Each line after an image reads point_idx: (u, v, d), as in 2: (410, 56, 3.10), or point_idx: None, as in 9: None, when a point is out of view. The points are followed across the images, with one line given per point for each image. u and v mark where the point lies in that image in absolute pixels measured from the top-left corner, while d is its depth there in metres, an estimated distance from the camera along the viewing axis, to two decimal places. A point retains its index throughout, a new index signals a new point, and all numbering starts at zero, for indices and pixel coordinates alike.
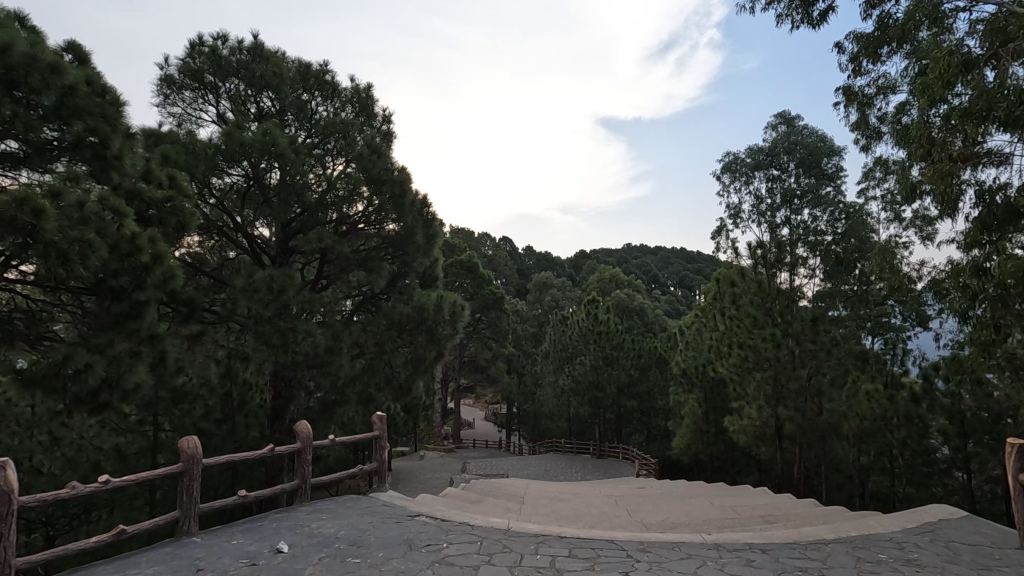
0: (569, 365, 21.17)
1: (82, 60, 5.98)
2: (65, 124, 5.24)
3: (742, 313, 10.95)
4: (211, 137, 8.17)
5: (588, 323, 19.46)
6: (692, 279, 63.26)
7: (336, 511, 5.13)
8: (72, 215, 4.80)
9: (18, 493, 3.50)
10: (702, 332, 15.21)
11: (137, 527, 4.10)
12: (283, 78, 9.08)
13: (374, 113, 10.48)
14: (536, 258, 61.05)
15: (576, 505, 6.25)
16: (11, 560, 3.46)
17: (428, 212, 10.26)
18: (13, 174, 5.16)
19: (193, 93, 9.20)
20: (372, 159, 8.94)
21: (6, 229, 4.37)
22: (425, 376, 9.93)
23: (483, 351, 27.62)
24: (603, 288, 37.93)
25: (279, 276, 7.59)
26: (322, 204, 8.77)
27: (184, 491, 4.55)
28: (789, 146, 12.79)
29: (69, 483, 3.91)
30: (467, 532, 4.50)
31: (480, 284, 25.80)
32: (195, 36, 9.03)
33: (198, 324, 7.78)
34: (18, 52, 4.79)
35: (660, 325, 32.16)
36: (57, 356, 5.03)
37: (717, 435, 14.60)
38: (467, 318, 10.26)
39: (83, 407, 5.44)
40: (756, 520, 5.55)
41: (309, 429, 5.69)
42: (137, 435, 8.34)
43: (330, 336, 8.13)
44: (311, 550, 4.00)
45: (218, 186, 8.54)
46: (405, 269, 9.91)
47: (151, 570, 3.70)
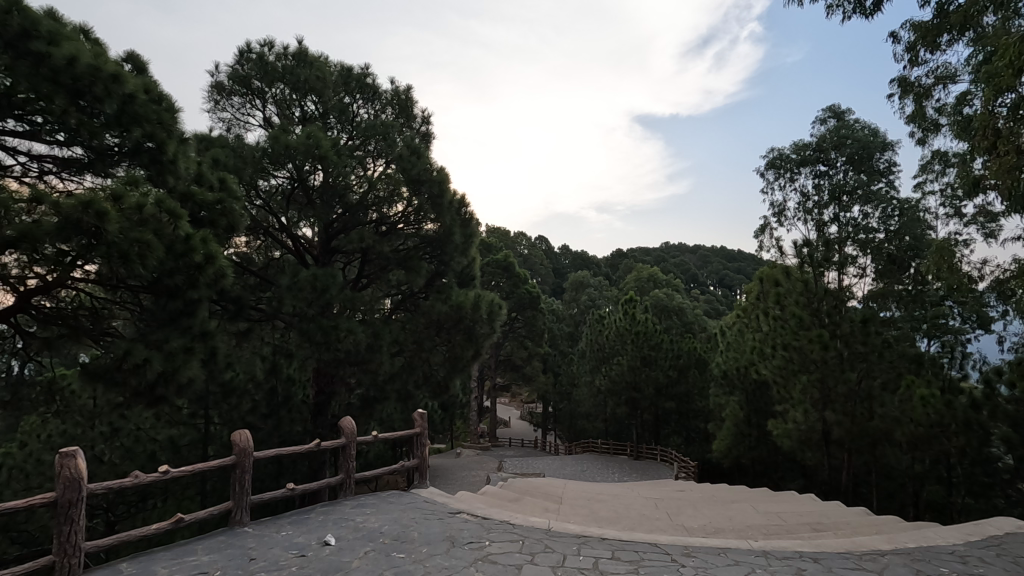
0: (606, 365, 21.00)
1: (140, 70, 6.39)
2: (125, 131, 5.53)
3: (787, 314, 10.60)
4: (259, 140, 8.45)
5: (625, 323, 19.24)
6: (732, 279, 61.85)
7: (378, 506, 5.24)
8: (132, 217, 5.01)
9: (86, 481, 3.69)
10: (744, 333, 14.79)
11: (194, 516, 4.26)
12: (325, 82, 9.32)
13: (413, 114, 10.62)
14: (572, 257, 60.64)
15: (615, 506, 6.19)
16: (81, 543, 3.66)
17: (465, 212, 10.33)
18: (78, 178, 5.52)
19: (241, 98, 9.53)
20: (411, 160, 9.09)
21: (72, 230, 4.60)
22: (463, 375, 9.98)
23: (519, 350, 27.65)
24: (641, 288, 37.45)
25: (322, 275, 7.78)
26: (363, 204, 9.03)
27: (237, 482, 4.70)
28: (838, 140, 12.39)
29: (131, 473, 4.08)
30: (509, 531, 4.51)
31: (516, 283, 25.92)
32: (244, 43, 9.39)
33: (246, 322, 8.06)
34: (83, 64, 5.06)
35: (699, 325, 31.53)
36: (118, 350, 5.33)
37: (760, 438, 14.21)
38: (505, 317, 10.23)
39: (142, 400, 5.73)
40: (803, 528, 5.38)
41: (353, 425, 5.79)
42: (189, 428, 8.73)
43: (370, 334, 8.29)
44: (356, 544, 4.08)
45: (264, 188, 8.77)
46: (443, 268, 10.00)
47: (207, 558, 3.84)
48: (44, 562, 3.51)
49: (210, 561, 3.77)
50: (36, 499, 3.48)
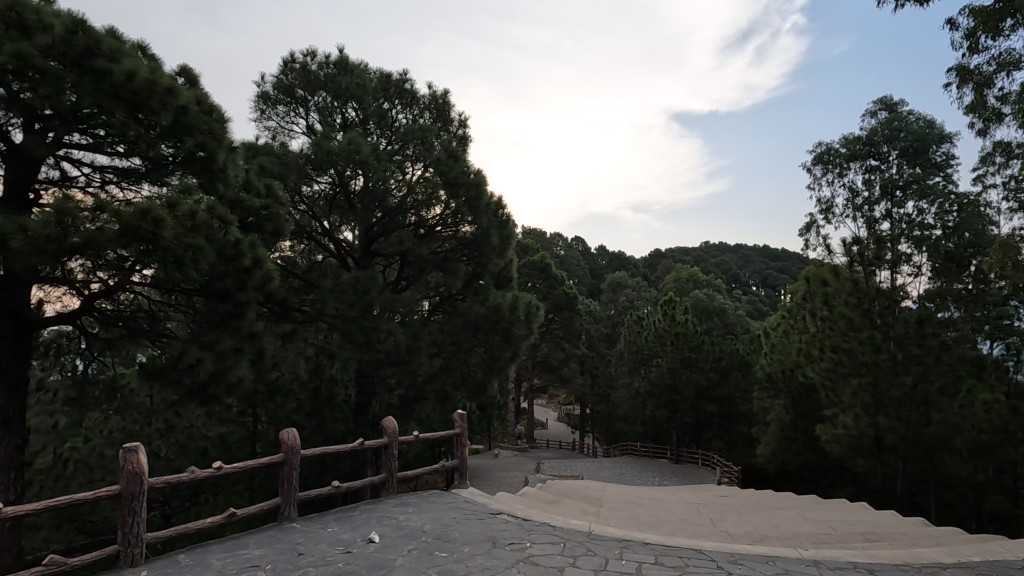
0: (645, 367, 20.69)
1: (192, 83, 6.70)
2: (179, 141, 5.81)
3: (835, 315, 10.21)
4: (302, 147, 8.71)
5: (665, 324, 18.95)
6: (776, 279, 60.06)
7: (419, 505, 5.31)
8: (185, 223, 5.24)
9: (147, 475, 3.88)
10: (790, 334, 14.28)
11: (246, 511, 4.42)
12: (365, 89, 9.52)
13: (451, 118, 10.71)
14: (609, 257, 60.13)
15: (656, 511, 6.09)
16: (142, 534, 3.85)
17: (502, 213, 10.34)
18: (136, 188, 5.84)
19: (286, 107, 9.85)
20: (449, 164, 9.19)
21: (132, 237, 4.86)
22: (500, 376, 10.00)
23: (556, 351, 27.48)
24: (681, 288, 36.74)
25: (362, 277, 7.95)
26: (402, 208, 9.19)
27: (285, 479, 4.85)
28: (891, 133, 11.91)
29: (188, 468, 4.27)
30: (549, 533, 4.50)
31: (553, 284, 25.89)
32: (288, 53, 9.71)
33: (290, 323, 8.31)
34: (141, 79, 5.35)
35: (742, 326, 30.67)
36: (174, 351, 5.60)
37: (807, 443, 13.72)
38: (542, 318, 10.14)
39: (195, 398, 5.99)
40: (856, 538, 5.16)
41: (395, 425, 5.89)
42: (237, 426, 9.06)
43: (410, 336, 8.42)
44: (400, 542, 4.15)
45: (307, 193, 9.02)
46: (480, 270, 10.06)
47: (258, 551, 3.99)
48: (110, 551, 3.71)
49: (261, 554, 3.91)
50: (103, 491, 3.69)
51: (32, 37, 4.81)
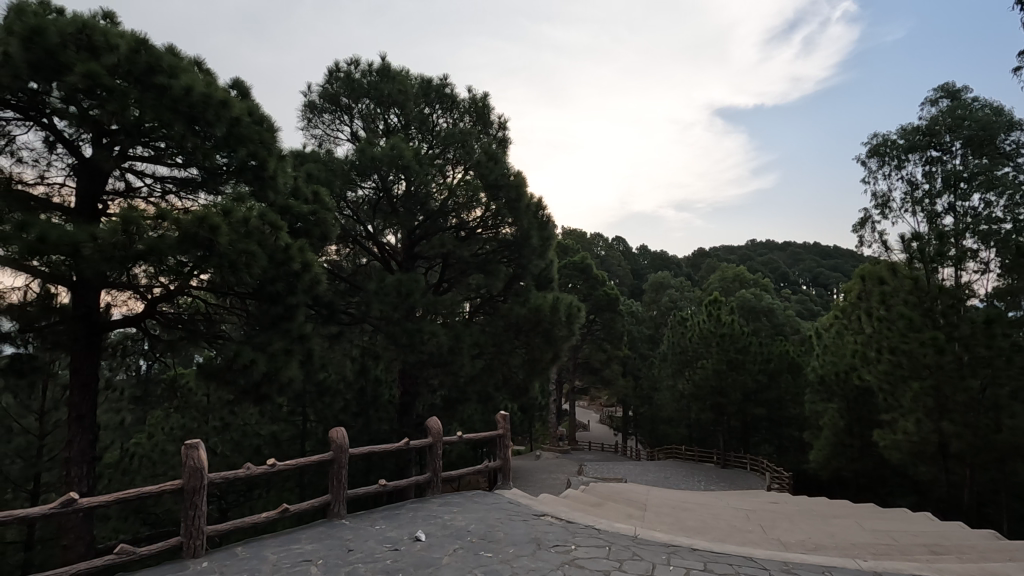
0: (689, 368, 20.24)
1: (244, 95, 6.99)
2: (233, 151, 6.08)
3: (893, 314, 9.71)
4: (347, 154, 8.96)
5: (710, 325, 18.48)
6: (828, 278, 57.69)
7: (464, 505, 5.35)
8: (239, 229, 5.46)
9: (207, 470, 4.06)
10: (845, 336, 13.68)
11: (298, 507, 4.56)
12: (407, 95, 9.71)
13: (490, 121, 10.77)
14: (651, 258, 59.16)
15: (703, 516, 5.94)
16: (203, 527, 4.04)
17: (542, 215, 10.33)
18: (193, 197, 6.16)
19: (331, 115, 10.16)
20: (489, 166, 9.25)
21: (191, 243, 5.11)
22: (541, 377, 9.97)
23: (597, 352, 27.23)
24: (726, 289, 35.79)
25: (406, 279, 8.09)
26: (443, 211, 9.30)
27: (335, 477, 4.99)
28: (954, 122, 11.26)
29: (244, 464, 4.46)
30: (594, 536, 4.46)
31: (594, 285, 25.67)
32: (333, 63, 10.02)
33: (337, 325, 8.53)
34: (198, 93, 5.64)
35: (791, 326, 29.58)
36: (229, 353, 5.86)
37: (863, 450, 13.11)
38: (583, 319, 10.06)
39: (249, 397, 6.23)
40: (919, 549, 4.89)
41: (439, 425, 5.97)
42: (288, 425, 9.38)
43: (452, 337, 8.51)
44: (446, 541, 4.20)
45: (351, 198, 9.26)
46: (521, 271, 10.08)
47: (310, 546, 4.12)
48: (174, 542, 3.91)
49: (312, 549, 4.04)
50: (167, 484, 3.88)
51: (100, 57, 5.15)
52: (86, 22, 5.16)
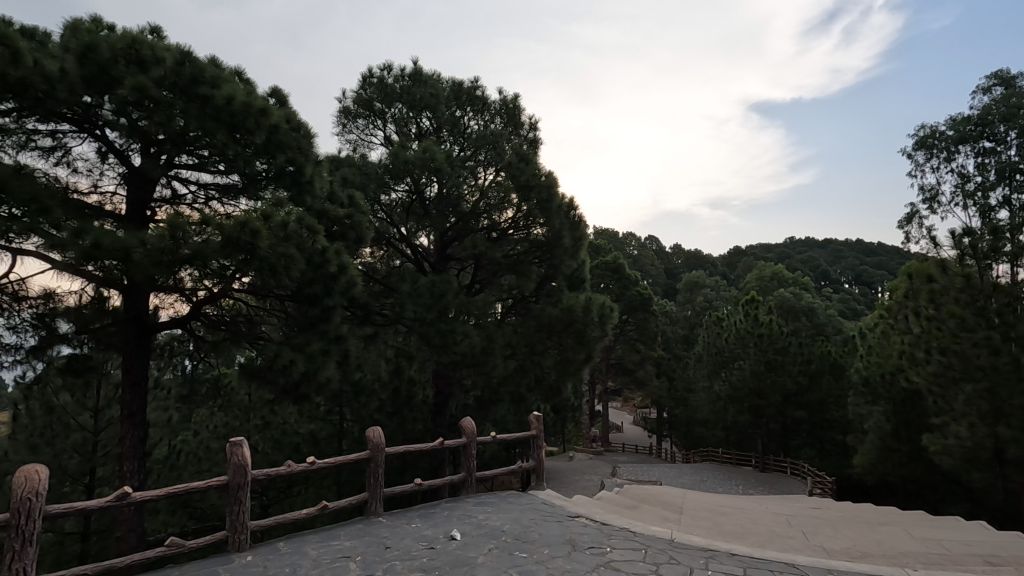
0: (726, 369, 19.80)
1: (282, 103, 7.20)
2: (272, 157, 6.26)
3: (943, 314, 9.29)
4: (381, 158, 9.12)
5: (747, 325, 18.03)
6: (872, 276, 55.62)
7: (499, 505, 5.37)
8: (279, 233, 5.62)
9: (250, 467, 4.19)
10: (890, 336, 13.16)
11: (337, 504, 4.67)
12: (439, 98, 9.82)
13: (521, 122, 10.79)
14: (685, 257, 58.19)
15: (742, 521, 5.81)
16: (247, 522, 4.17)
17: (574, 215, 10.28)
18: (235, 203, 6.39)
19: (365, 120, 10.36)
20: (520, 167, 9.26)
21: (233, 248, 5.28)
22: (574, 378, 9.90)
23: (630, 353, 26.93)
24: (764, 288, 34.89)
25: (439, 281, 8.17)
26: (475, 212, 9.36)
27: (372, 475, 5.09)
28: (1008, 111, 10.68)
29: (285, 461, 4.59)
30: (630, 539, 4.42)
31: (627, 285, 25.41)
32: (366, 69, 10.22)
33: (372, 325, 8.68)
34: (239, 102, 5.83)
35: (833, 326, 28.61)
36: (270, 353, 6.05)
37: (912, 455, 12.57)
38: (616, 320, 9.95)
39: (289, 397, 6.41)
40: (974, 560, 4.66)
41: (473, 426, 6.02)
42: (325, 423, 9.59)
43: (484, 338, 8.55)
44: (481, 540, 4.23)
45: (385, 202, 9.42)
46: (553, 271, 10.06)
47: (349, 542, 4.21)
48: (220, 536, 4.05)
49: (351, 546, 4.12)
50: (213, 480, 4.03)
51: (148, 70, 5.41)
52: (135, 37, 5.43)
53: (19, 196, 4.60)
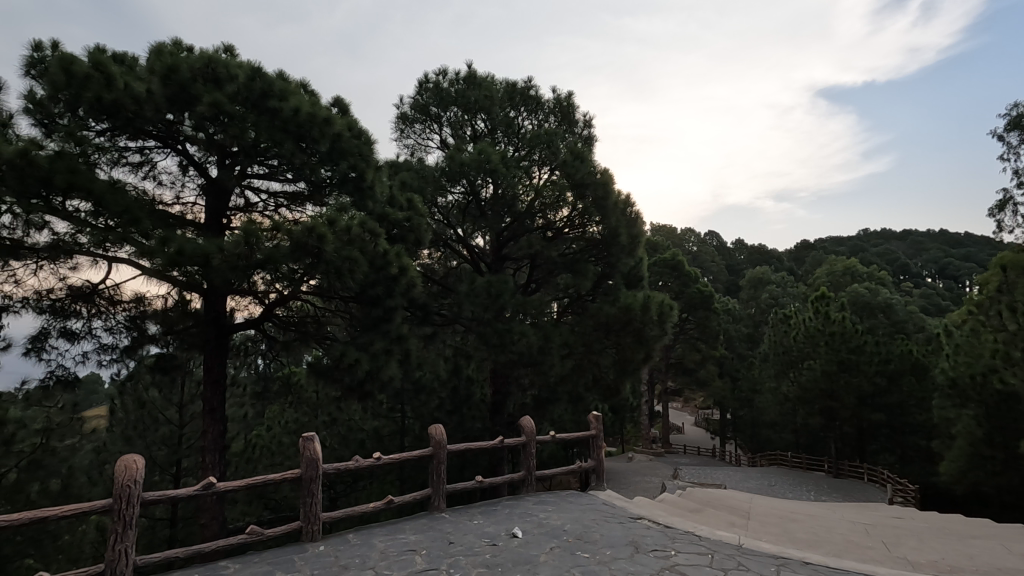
0: (794, 369, 18.89)
1: (344, 112, 7.49)
2: (335, 165, 6.52)
3: None
4: (438, 161, 9.32)
5: (817, 323, 17.12)
6: (958, 269, 51.49)
7: (559, 505, 5.37)
8: (343, 237, 5.85)
9: (321, 461, 4.39)
10: (980, 333, 12.04)
11: (402, 499, 4.81)
12: (493, 100, 9.91)
13: (575, 120, 10.72)
14: (749, 253, 55.96)
15: (816, 529, 5.52)
16: (319, 514, 4.37)
17: (630, 212, 10.10)
18: (302, 209, 6.73)
19: (421, 125, 10.62)
20: (575, 165, 9.19)
21: (301, 252, 5.55)
22: (633, 377, 9.70)
23: (691, 352, 26.14)
24: (836, 284, 32.99)
25: (495, 281, 8.27)
26: (530, 211, 9.40)
27: (435, 471, 5.22)
28: None
29: (353, 456, 4.78)
30: (695, 543, 4.31)
31: (686, 282, 24.76)
32: (422, 75, 10.47)
33: (431, 325, 8.87)
34: (305, 113, 6.11)
35: (915, 324, 26.70)
36: (337, 353, 6.31)
37: (1008, 463, 11.54)
38: (676, 318, 9.69)
39: (354, 394, 6.66)
40: None
41: (533, 425, 6.05)
42: (388, 420, 9.89)
43: (541, 337, 8.55)
44: (542, 539, 4.24)
45: (442, 204, 9.62)
46: (610, 270, 9.91)
47: (414, 536, 4.33)
48: (295, 526, 4.26)
49: (416, 540, 4.24)
50: (288, 473, 4.25)
51: (223, 86, 5.78)
52: (211, 57, 5.82)
53: (114, 209, 5.03)
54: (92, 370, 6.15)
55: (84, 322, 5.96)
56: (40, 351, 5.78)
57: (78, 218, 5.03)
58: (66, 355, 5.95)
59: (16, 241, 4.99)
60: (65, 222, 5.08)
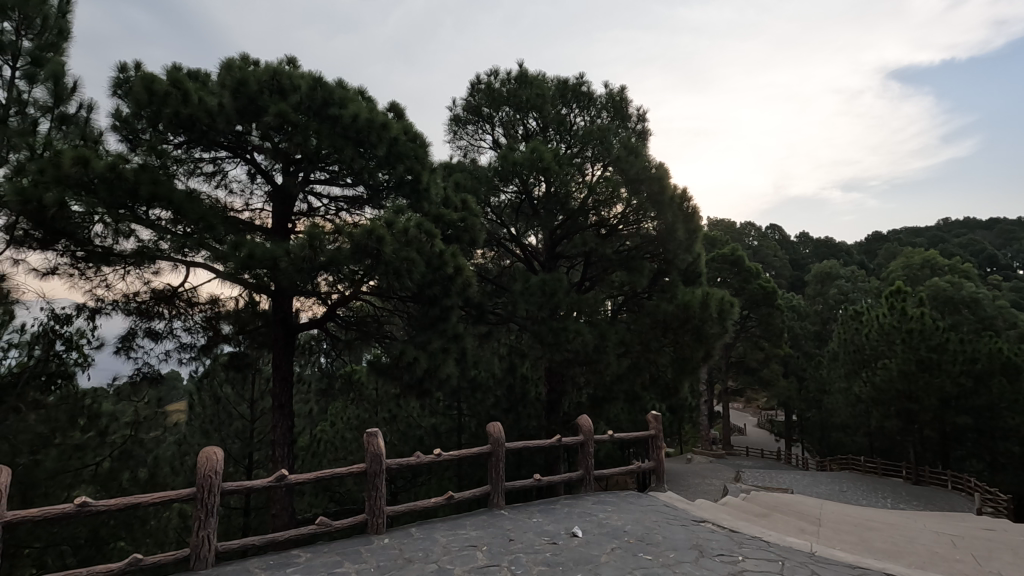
0: (867, 369, 17.82)
1: (400, 116, 7.68)
2: (393, 168, 6.70)
3: None
4: (491, 162, 9.41)
5: (892, 319, 16.07)
6: None
7: (619, 505, 5.30)
8: (401, 238, 5.98)
9: (385, 456, 4.52)
10: None
11: (462, 495, 4.88)
12: (545, 98, 9.88)
13: (629, 114, 10.52)
14: (815, 247, 53.27)
15: (897, 539, 5.18)
16: (383, 507, 4.50)
17: (687, 206, 9.80)
18: (361, 213, 6.97)
19: (474, 125, 10.74)
20: (629, 160, 9.04)
21: (362, 253, 5.73)
22: (693, 377, 9.42)
23: (753, 351, 25.00)
24: (913, 278, 30.83)
25: (550, 279, 8.27)
26: (583, 209, 9.30)
27: (494, 469, 5.27)
28: None
29: (415, 452, 4.90)
30: (763, 549, 4.14)
31: (746, 278, 23.87)
32: (474, 76, 10.58)
33: (486, 324, 8.95)
34: (363, 119, 6.30)
35: (1006, 320, 24.58)
36: (396, 351, 6.48)
37: None
38: (737, 316, 9.33)
39: (414, 392, 6.82)
40: None
41: (590, 424, 6.01)
42: (445, 417, 10.05)
43: (597, 336, 8.45)
44: (603, 539, 4.19)
45: (495, 204, 9.70)
46: (667, 266, 9.67)
47: (475, 532, 4.38)
48: (361, 518, 4.41)
49: (477, 536, 4.29)
50: (354, 467, 4.40)
51: (287, 97, 6.06)
52: (276, 70, 6.11)
53: (191, 217, 5.37)
54: (173, 367, 6.59)
55: (166, 323, 6.41)
56: (129, 350, 6.26)
57: (160, 227, 5.41)
58: (151, 354, 6.43)
59: (107, 248, 5.40)
60: (149, 230, 5.45)
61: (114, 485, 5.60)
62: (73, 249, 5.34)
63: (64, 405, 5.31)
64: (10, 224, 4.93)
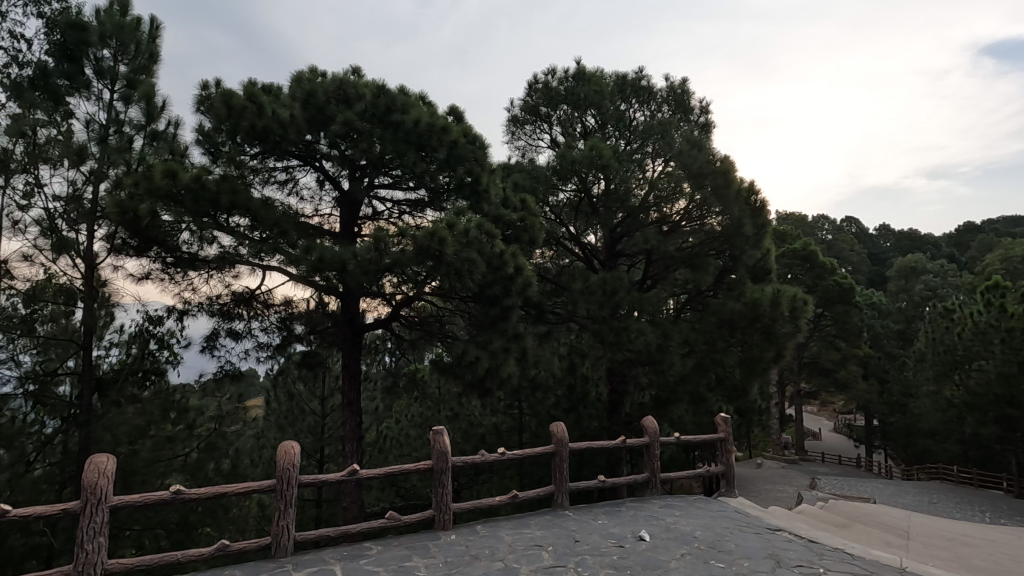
0: (960, 371, 16.43)
1: (459, 119, 7.79)
2: (453, 170, 6.80)
3: None
4: (549, 161, 9.38)
5: (989, 317, 14.72)
6: None
7: (687, 510, 5.13)
8: (462, 239, 6.07)
9: (450, 454, 4.60)
10: None
11: (527, 494, 4.88)
12: (603, 95, 9.71)
13: (691, 107, 10.20)
14: (897, 240, 49.71)
15: (1001, 558, 4.72)
16: (450, 504, 4.58)
17: (755, 200, 9.40)
18: (422, 215, 7.17)
19: (532, 125, 10.75)
20: (691, 155, 8.77)
21: (425, 254, 5.86)
22: (763, 378, 8.98)
23: (829, 352, 24.10)
24: (1013, 272, 28.06)
25: (610, 278, 8.17)
26: (644, 205, 9.05)
27: (557, 469, 5.25)
28: None
29: (479, 451, 4.95)
30: (847, 561, 3.90)
31: (820, 275, 22.58)
32: (532, 76, 10.59)
33: (546, 323, 8.94)
34: (424, 124, 6.44)
35: None
36: (458, 351, 6.57)
37: None
38: (812, 314, 8.81)
39: (476, 391, 6.90)
40: None
41: (655, 426, 5.86)
42: (507, 417, 10.12)
43: (660, 335, 8.25)
44: (672, 544, 4.08)
45: (554, 203, 9.68)
46: (733, 263, 9.29)
47: (539, 532, 4.38)
48: (429, 514, 4.51)
49: (542, 536, 4.28)
50: (421, 463, 4.50)
51: (353, 105, 6.29)
52: (343, 79, 6.36)
53: (267, 224, 5.68)
54: (252, 365, 7.01)
55: (245, 323, 6.82)
56: (213, 349, 6.68)
57: (239, 233, 5.77)
58: (232, 353, 6.84)
59: (193, 254, 5.83)
60: (229, 237, 5.81)
61: (201, 474, 6.01)
62: (164, 255, 5.80)
63: (157, 400, 5.68)
64: (110, 233, 5.46)
